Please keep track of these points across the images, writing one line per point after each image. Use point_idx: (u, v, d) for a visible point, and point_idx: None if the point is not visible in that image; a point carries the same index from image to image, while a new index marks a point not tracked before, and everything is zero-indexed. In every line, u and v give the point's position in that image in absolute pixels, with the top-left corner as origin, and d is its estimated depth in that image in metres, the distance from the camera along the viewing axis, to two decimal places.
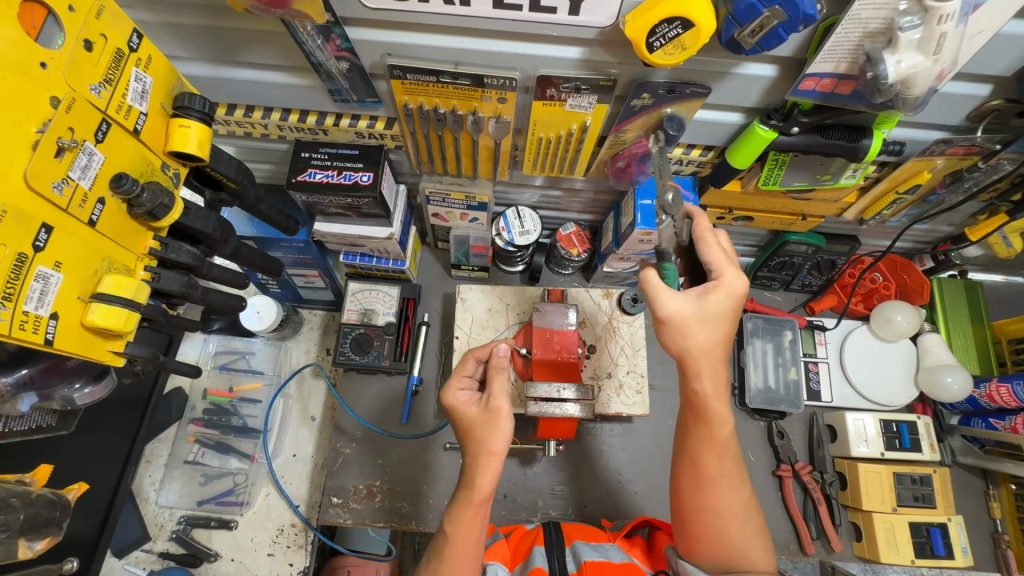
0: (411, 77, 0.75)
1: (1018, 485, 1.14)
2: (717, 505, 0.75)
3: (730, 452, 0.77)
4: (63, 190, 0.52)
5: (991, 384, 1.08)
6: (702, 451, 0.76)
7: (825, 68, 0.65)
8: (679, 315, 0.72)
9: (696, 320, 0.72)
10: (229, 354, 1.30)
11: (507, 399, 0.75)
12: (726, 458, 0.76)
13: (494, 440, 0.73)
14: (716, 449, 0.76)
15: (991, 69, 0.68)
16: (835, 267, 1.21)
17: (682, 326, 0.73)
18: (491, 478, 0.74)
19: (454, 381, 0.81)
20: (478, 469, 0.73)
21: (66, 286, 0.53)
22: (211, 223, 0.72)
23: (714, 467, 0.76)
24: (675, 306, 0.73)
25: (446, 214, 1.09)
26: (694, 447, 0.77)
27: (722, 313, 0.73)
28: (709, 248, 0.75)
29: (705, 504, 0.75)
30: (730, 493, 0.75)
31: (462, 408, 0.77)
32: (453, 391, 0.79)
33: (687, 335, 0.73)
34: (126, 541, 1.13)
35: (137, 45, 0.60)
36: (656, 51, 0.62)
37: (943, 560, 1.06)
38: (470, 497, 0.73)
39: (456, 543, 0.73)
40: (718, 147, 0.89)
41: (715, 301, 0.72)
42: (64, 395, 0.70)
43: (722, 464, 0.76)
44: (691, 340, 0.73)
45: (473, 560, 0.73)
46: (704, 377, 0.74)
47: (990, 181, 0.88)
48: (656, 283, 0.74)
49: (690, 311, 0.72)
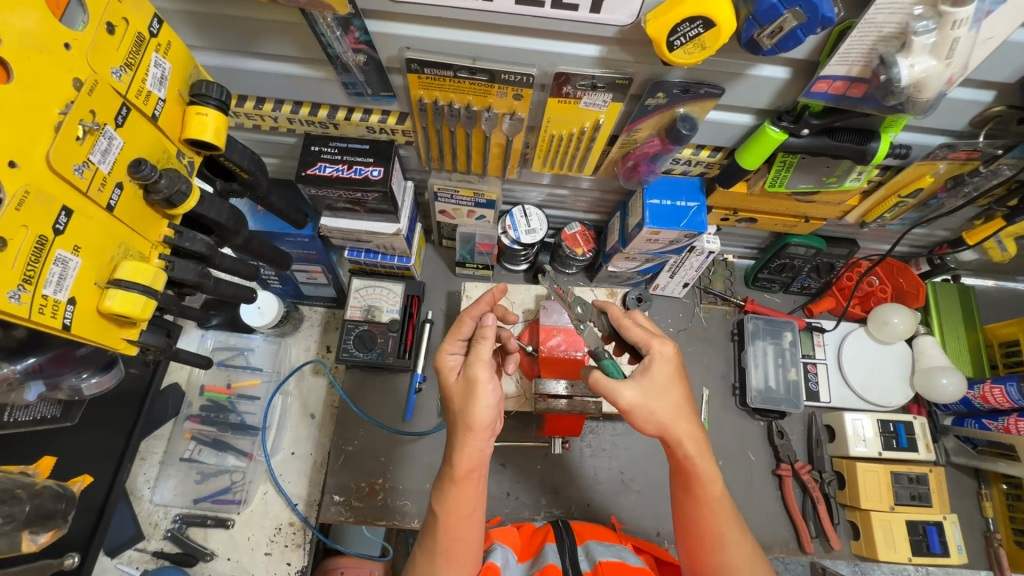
0: (428, 71, 0.75)
1: (1009, 484, 1.17)
2: (729, 562, 0.73)
3: (725, 509, 0.75)
4: (83, 173, 0.52)
5: (985, 384, 1.11)
6: (699, 512, 0.75)
7: (839, 71, 0.67)
8: (634, 404, 0.71)
9: (651, 397, 0.71)
10: (227, 350, 1.29)
11: (485, 369, 0.74)
12: (721, 516, 0.74)
13: (470, 415, 0.72)
14: (711, 506, 0.74)
15: (996, 76, 0.70)
16: (834, 270, 1.23)
17: (643, 411, 0.72)
18: (471, 455, 0.73)
19: (446, 344, 0.82)
20: (456, 445, 0.73)
21: (84, 271, 0.53)
22: (225, 213, 0.71)
23: (714, 525, 0.74)
24: (627, 396, 0.71)
25: (454, 211, 1.09)
26: (692, 512, 0.75)
27: (669, 380, 0.73)
28: (633, 328, 0.77)
29: (718, 563, 0.73)
30: (737, 546, 0.74)
31: (449, 373, 0.79)
32: (443, 355, 0.81)
33: (654, 413, 0.71)
34: (120, 540, 1.10)
35: (157, 31, 0.59)
36: (676, 50, 0.63)
37: (939, 558, 1.08)
38: (451, 475, 0.73)
39: (446, 524, 0.73)
40: (727, 148, 0.91)
41: (658, 373, 0.72)
42: (71, 385, 0.69)
43: (722, 519, 0.74)
44: (656, 413, 0.72)
45: (463, 540, 0.74)
46: (688, 442, 0.72)
47: (989, 186, 0.90)
48: (604, 380, 0.70)
49: (643, 393, 0.71)
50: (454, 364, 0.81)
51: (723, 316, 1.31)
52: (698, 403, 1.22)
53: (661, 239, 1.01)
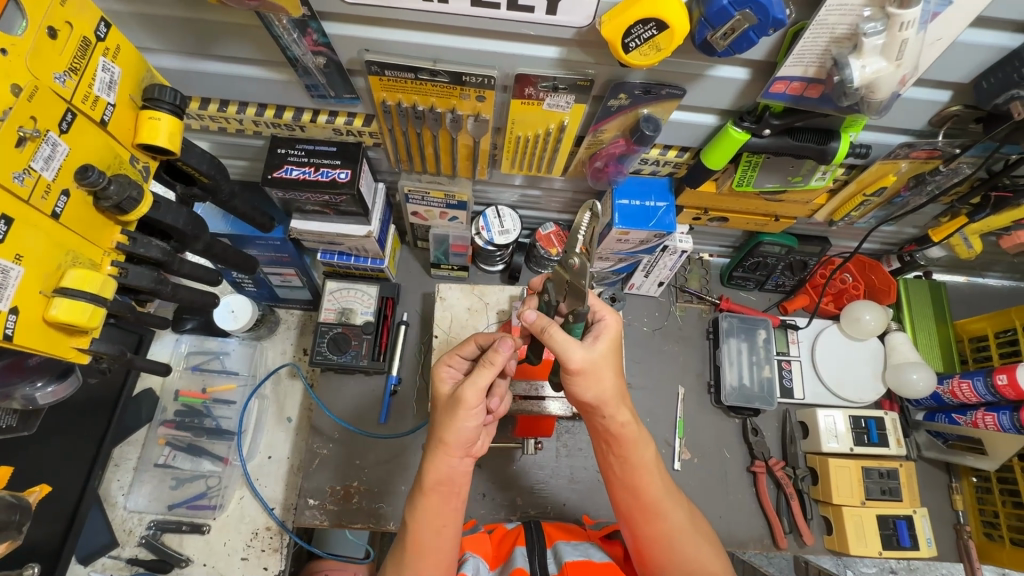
0: (389, 73, 0.75)
1: (979, 477, 1.18)
2: (669, 528, 0.76)
3: (662, 478, 0.78)
4: (24, 180, 0.51)
5: (954, 380, 1.12)
6: (639, 483, 0.77)
7: (795, 72, 0.67)
8: (581, 365, 0.69)
9: (597, 365, 0.71)
10: (202, 354, 1.28)
11: (475, 394, 0.71)
12: (658, 485, 0.77)
13: (445, 430, 0.73)
14: (648, 476, 0.77)
15: (951, 77, 0.70)
16: (807, 267, 1.24)
17: (590, 373, 0.71)
18: (442, 471, 0.74)
19: (446, 359, 0.83)
20: (428, 456, 0.75)
21: (27, 280, 0.52)
22: (182, 218, 0.70)
23: (653, 495, 0.76)
24: (579, 355, 0.69)
25: (426, 212, 1.09)
26: (632, 484, 0.77)
27: (610, 352, 0.73)
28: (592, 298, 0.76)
29: (660, 532, 0.75)
30: (676, 513, 0.77)
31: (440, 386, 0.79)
32: (441, 368, 0.82)
33: (598, 377, 0.71)
34: (93, 547, 1.09)
35: (105, 34, 0.59)
36: (632, 52, 0.63)
37: (909, 551, 1.10)
38: (419, 487, 0.75)
39: (413, 534, 0.74)
40: (693, 149, 0.91)
41: (606, 341, 0.72)
42: (26, 394, 0.68)
43: (659, 488, 0.77)
44: (600, 377, 0.71)
45: (436, 550, 0.73)
46: (620, 412, 0.75)
47: (951, 184, 0.92)
48: (559, 336, 0.69)
49: (592, 359, 0.70)
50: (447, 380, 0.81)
51: (699, 315, 1.31)
52: (674, 401, 1.23)
53: (631, 239, 1.02)
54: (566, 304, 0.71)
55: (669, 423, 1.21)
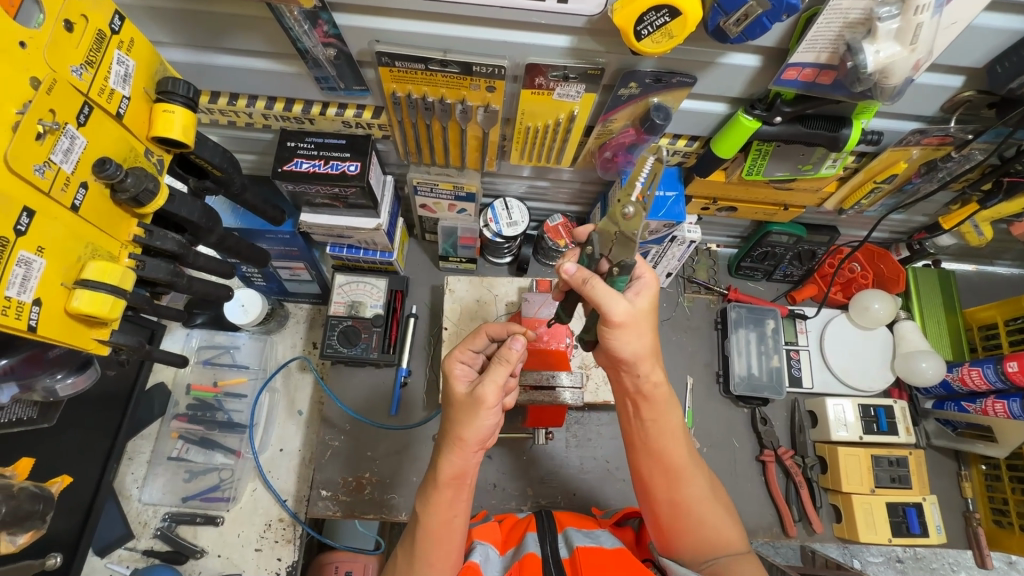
0: (400, 64, 0.75)
1: (988, 465, 1.19)
2: (687, 494, 0.76)
3: (684, 445, 0.79)
4: (44, 173, 0.51)
5: (963, 367, 1.12)
6: (664, 446, 0.77)
7: (807, 58, 0.67)
8: (622, 319, 0.67)
9: (638, 320, 0.69)
10: (213, 348, 1.28)
11: (492, 393, 0.71)
12: (682, 452, 0.78)
13: (462, 427, 0.72)
14: (673, 439, 0.78)
15: (964, 61, 0.70)
16: (815, 257, 1.24)
17: (630, 327, 0.69)
18: (457, 464, 0.74)
19: (457, 351, 0.82)
20: (445, 451, 0.74)
21: (48, 272, 0.52)
22: (197, 211, 0.70)
23: (677, 459, 0.77)
24: (622, 309, 0.66)
25: (434, 205, 1.09)
26: (653, 446, 0.78)
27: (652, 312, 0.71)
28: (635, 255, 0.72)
29: (681, 497, 0.76)
30: (698, 480, 0.78)
31: (454, 381, 0.77)
32: (454, 362, 0.80)
33: (638, 333, 0.70)
34: (109, 539, 1.11)
35: (119, 28, 0.59)
36: (644, 39, 0.63)
37: (918, 538, 1.10)
38: (434, 480, 0.74)
39: (425, 528, 0.74)
40: (703, 137, 0.91)
41: (648, 298, 0.70)
42: (46, 387, 0.69)
43: (683, 455, 0.78)
44: (639, 334, 0.70)
45: (448, 544, 0.74)
46: (653, 372, 0.74)
47: (962, 171, 0.91)
48: (601, 289, 0.66)
49: (634, 315, 0.68)
50: (462, 374, 0.79)
51: (707, 305, 1.31)
52: (682, 391, 1.23)
53: (640, 230, 1.02)
54: (611, 256, 0.70)
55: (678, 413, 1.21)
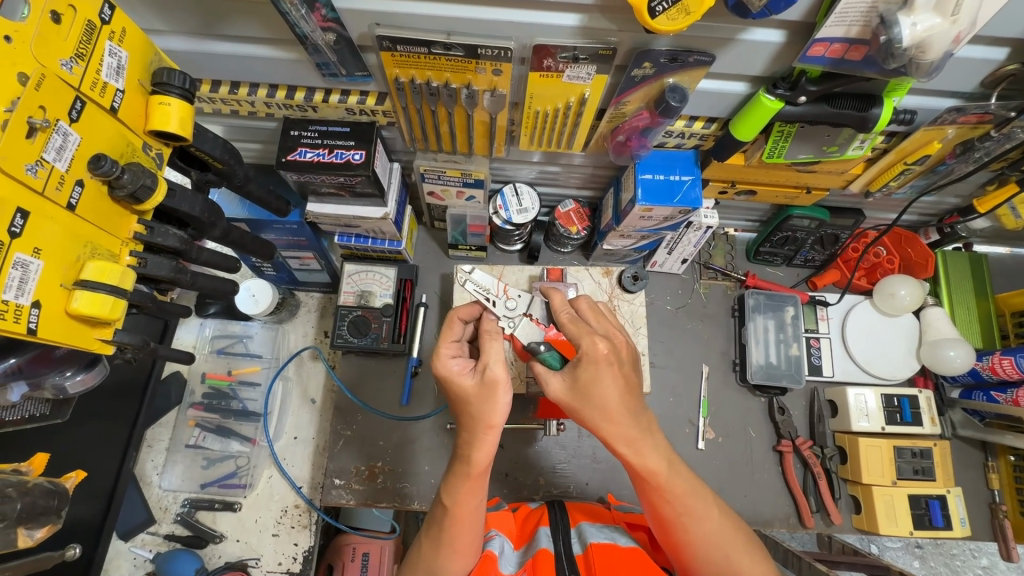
0: (402, 48, 0.72)
1: (1016, 456, 1.14)
2: (697, 539, 0.71)
3: (677, 489, 0.71)
4: (37, 172, 0.50)
5: (994, 356, 1.07)
6: (656, 498, 0.72)
7: (836, 33, 0.62)
8: (563, 399, 0.72)
9: (576, 398, 0.71)
10: (226, 338, 1.29)
11: (503, 368, 0.72)
12: (676, 500, 0.71)
13: (492, 414, 0.70)
14: (663, 495, 0.71)
15: (1009, 33, 0.65)
16: (839, 241, 1.19)
17: (572, 407, 0.72)
18: (488, 451, 0.71)
19: (444, 348, 0.77)
20: (474, 442, 0.71)
21: (47, 273, 0.52)
22: (198, 205, 0.69)
23: (671, 509, 0.72)
24: (555, 387, 0.72)
25: (442, 192, 1.06)
26: (651, 500, 0.73)
27: (596, 381, 0.69)
28: (565, 324, 0.74)
29: (683, 543, 0.72)
30: (699, 523, 0.71)
31: (458, 378, 0.74)
32: (444, 360, 0.76)
33: (585, 415, 0.70)
34: (132, 524, 1.13)
35: (110, 17, 0.57)
36: (658, 17, 0.59)
37: (941, 531, 1.07)
38: (467, 472, 0.72)
39: (455, 517, 0.72)
40: (721, 119, 0.87)
41: (583, 373, 0.70)
42: (55, 383, 0.70)
43: (676, 503, 0.71)
44: (582, 412, 0.71)
45: (472, 529, 0.73)
46: (619, 437, 0.70)
47: (1001, 151, 0.85)
48: (540, 369, 0.75)
49: (570, 395, 0.71)
50: (459, 367, 0.76)
51: (723, 292, 1.28)
52: (697, 379, 1.21)
53: (655, 216, 0.98)
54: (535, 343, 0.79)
55: (693, 403, 1.19)
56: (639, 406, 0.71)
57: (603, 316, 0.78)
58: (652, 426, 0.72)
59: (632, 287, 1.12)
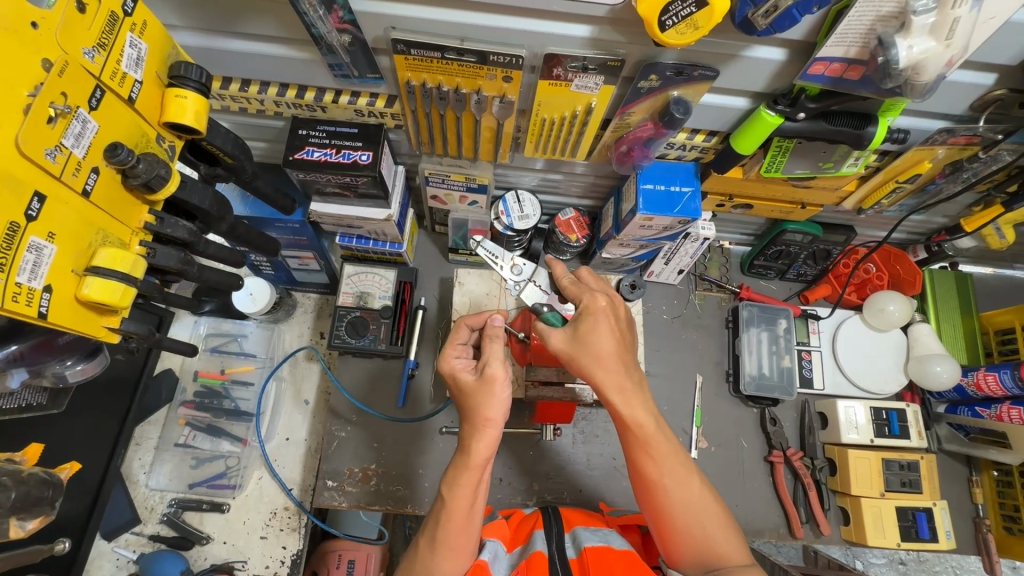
0: (415, 52, 0.73)
1: (1000, 471, 1.17)
2: (677, 503, 0.72)
3: (663, 448, 0.73)
4: (56, 157, 0.51)
5: (979, 372, 1.10)
6: (641, 456, 0.73)
7: (836, 52, 0.65)
8: (561, 348, 0.75)
9: (574, 348, 0.74)
10: (220, 337, 1.27)
11: (502, 365, 0.75)
12: (660, 458, 0.72)
13: (488, 407, 0.72)
14: (649, 453, 0.73)
15: (998, 59, 0.68)
16: (830, 257, 1.22)
17: (571, 359, 0.75)
18: (488, 443, 0.73)
19: (448, 350, 0.82)
20: (472, 435, 0.73)
21: (59, 259, 0.52)
22: (208, 198, 0.69)
23: (655, 469, 0.73)
24: (556, 340, 0.76)
25: (445, 196, 1.08)
26: (636, 458, 0.74)
27: (596, 328, 0.73)
28: (567, 287, 0.79)
29: (663, 507, 0.73)
30: (680, 488, 0.73)
31: (457, 376, 0.77)
32: (449, 359, 0.80)
33: (581, 364, 0.73)
34: (116, 524, 1.10)
35: (132, 9, 0.57)
36: (667, 30, 0.61)
37: (928, 543, 1.09)
38: (466, 462, 0.73)
39: (450, 513, 0.73)
40: (722, 132, 0.89)
41: (583, 325, 0.74)
42: (56, 372, 0.70)
43: (661, 462, 0.73)
44: (578, 360, 0.73)
45: (466, 528, 0.73)
46: (612, 387, 0.72)
47: (988, 172, 0.89)
48: (541, 325, 0.78)
49: (570, 346, 0.74)
50: (462, 365, 0.79)
51: (718, 303, 1.30)
52: (691, 389, 1.23)
53: (655, 226, 1.00)
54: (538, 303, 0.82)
55: (686, 412, 1.20)
56: (632, 363, 0.75)
57: (603, 279, 0.82)
58: (644, 384, 0.75)
59: (630, 296, 1.13)
